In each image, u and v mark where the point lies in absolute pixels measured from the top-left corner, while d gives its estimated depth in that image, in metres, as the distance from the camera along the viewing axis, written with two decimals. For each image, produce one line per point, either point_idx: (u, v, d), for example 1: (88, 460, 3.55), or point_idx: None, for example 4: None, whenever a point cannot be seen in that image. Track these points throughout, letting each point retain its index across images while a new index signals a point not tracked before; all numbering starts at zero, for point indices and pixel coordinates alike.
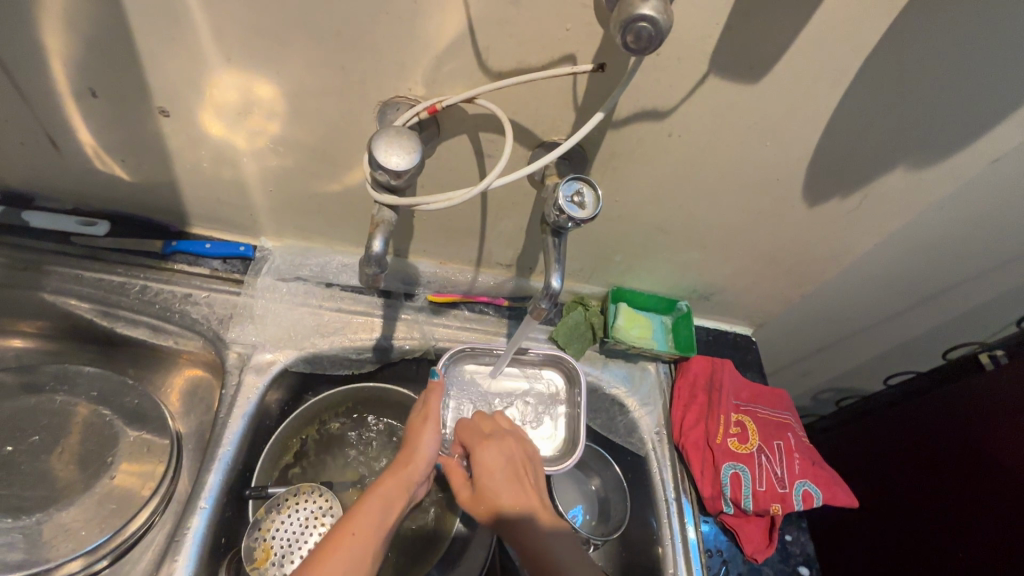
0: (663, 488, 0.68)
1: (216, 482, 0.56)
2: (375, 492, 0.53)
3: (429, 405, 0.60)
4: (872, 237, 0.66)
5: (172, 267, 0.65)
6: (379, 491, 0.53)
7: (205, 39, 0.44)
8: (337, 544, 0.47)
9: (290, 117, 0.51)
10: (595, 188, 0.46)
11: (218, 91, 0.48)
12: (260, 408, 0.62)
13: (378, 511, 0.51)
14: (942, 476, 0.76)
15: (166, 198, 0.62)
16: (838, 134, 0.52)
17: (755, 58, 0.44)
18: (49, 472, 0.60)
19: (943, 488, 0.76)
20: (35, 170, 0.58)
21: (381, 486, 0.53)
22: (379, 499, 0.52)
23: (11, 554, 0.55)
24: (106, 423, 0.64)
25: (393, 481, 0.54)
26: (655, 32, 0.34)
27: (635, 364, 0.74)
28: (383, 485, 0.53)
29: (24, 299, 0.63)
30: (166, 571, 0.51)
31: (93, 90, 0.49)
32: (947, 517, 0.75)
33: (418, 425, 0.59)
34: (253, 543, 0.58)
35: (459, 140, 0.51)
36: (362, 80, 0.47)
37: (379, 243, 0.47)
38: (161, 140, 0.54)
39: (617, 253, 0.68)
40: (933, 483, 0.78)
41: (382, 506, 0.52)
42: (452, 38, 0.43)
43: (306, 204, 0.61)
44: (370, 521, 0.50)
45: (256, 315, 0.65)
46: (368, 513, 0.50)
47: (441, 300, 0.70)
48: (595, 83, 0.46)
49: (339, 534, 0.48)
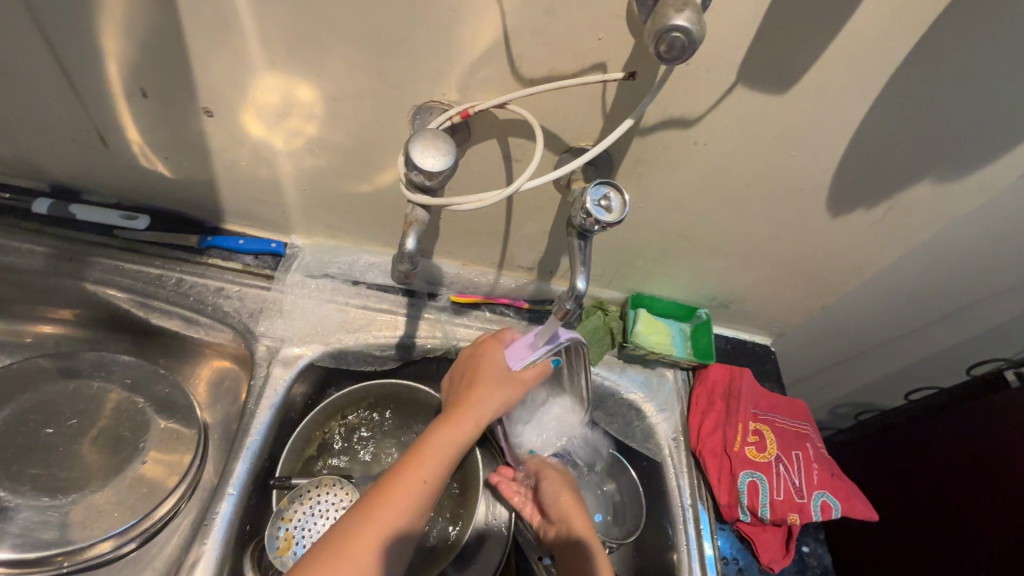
0: (678, 494, 0.68)
1: (244, 470, 0.58)
2: (444, 434, 0.53)
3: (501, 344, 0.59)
4: (896, 250, 0.65)
5: (206, 261, 0.67)
6: (452, 433, 0.54)
7: (251, 42, 0.46)
8: (404, 486, 0.50)
9: (327, 119, 0.53)
10: (621, 193, 0.46)
11: (261, 93, 0.51)
12: (286, 400, 0.64)
13: (447, 451, 0.53)
14: (963, 493, 0.75)
15: (205, 195, 0.64)
16: (861, 146, 0.52)
17: (782, 70, 0.45)
18: (83, 455, 0.62)
19: (965, 507, 0.75)
20: (84, 163, 0.61)
21: (454, 428, 0.54)
22: (450, 439, 0.53)
23: (47, 531, 0.57)
24: (139, 410, 0.66)
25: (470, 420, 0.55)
26: (687, 42, 0.35)
27: (653, 370, 0.75)
28: (456, 424, 0.54)
29: (66, 287, 0.65)
30: (196, 552, 0.53)
31: (143, 90, 0.51)
32: (969, 534, 0.73)
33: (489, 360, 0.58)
34: (276, 532, 0.58)
35: (488, 145, 0.53)
36: (399, 85, 0.49)
37: (412, 241, 0.48)
38: (203, 139, 0.56)
39: (639, 259, 0.69)
40: (956, 499, 0.76)
41: (451, 450, 0.53)
42: (487, 46, 0.44)
43: (336, 204, 0.63)
44: (438, 467, 0.52)
45: (285, 310, 0.67)
46: (437, 459, 0.52)
47: (463, 300, 0.72)
48: (624, 91, 0.47)
49: (409, 476, 0.51)
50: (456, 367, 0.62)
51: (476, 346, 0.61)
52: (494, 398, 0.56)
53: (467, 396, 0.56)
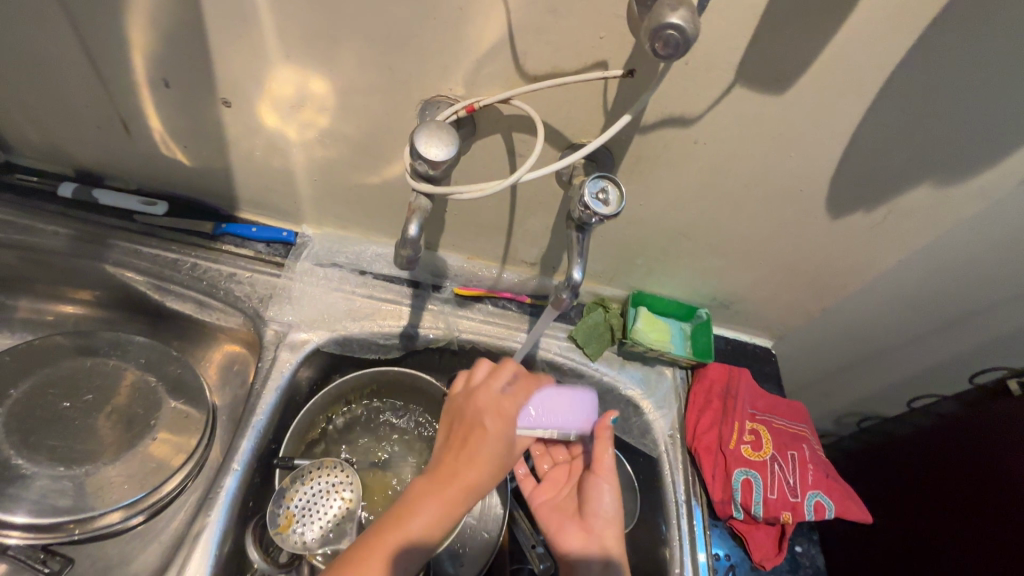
0: (673, 490, 0.68)
1: (248, 447, 0.60)
2: (435, 509, 0.51)
3: (505, 412, 0.58)
4: (896, 254, 0.66)
5: (220, 247, 0.69)
6: (443, 509, 0.52)
7: (269, 36, 0.48)
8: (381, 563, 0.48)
9: (339, 111, 0.55)
10: (619, 186, 0.48)
11: (276, 86, 0.53)
12: (291, 383, 0.66)
13: (433, 528, 0.51)
14: (961, 501, 0.75)
15: (221, 183, 0.67)
16: (859, 149, 0.53)
17: (779, 70, 0.46)
18: (97, 430, 0.64)
19: (962, 515, 0.74)
20: (108, 150, 0.64)
21: (446, 502, 0.52)
22: (439, 516, 0.51)
23: (61, 499, 0.59)
24: (151, 388, 0.68)
25: (462, 496, 0.53)
26: (681, 40, 0.37)
27: (652, 368, 0.76)
28: (450, 498, 0.52)
29: (84, 269, 0.67)
30: (199, 524, 0.55)
31: (166, 80, 0.54)
32: (964, 542, 0.73)
33: (490, 429, 0.57)
34: (277, 509, 0.60)
35: (493, 139, 0.55)
36: (408, 79, 0.51)
37: (415, 227, 0.49)
38: (220, 128, 0.59)
39: (640, 256, 0.70)
40: (954, 506, 0.76)
41: (437, 527, 0.51)
42: (492, 43, 0.46)
43: (346, 194, 0.66)
44: (419, 542, 0.50)
45: (294, 296, 0.69)
46: (421, 534, 0.50)
47: (466, 293, 0.73)
48: (624, 88, 0.48)
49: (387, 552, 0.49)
50: (451, 415, 0.59)
51: (482, 404, 0.58)
52: (489, 475, 0.55)
53: (470, 469, 0.54)
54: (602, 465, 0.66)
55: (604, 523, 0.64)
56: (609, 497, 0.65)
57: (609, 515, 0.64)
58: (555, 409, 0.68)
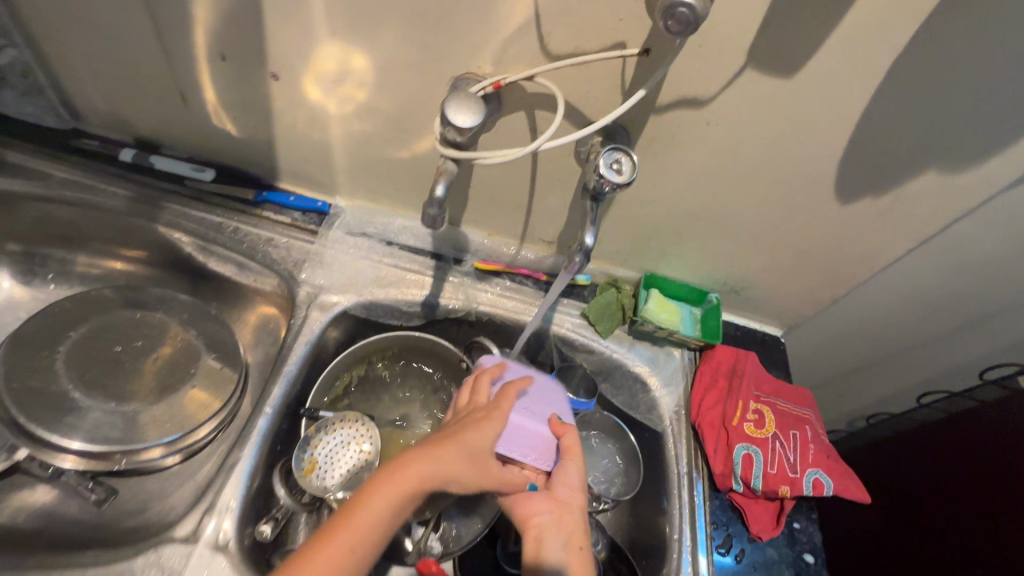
0: (676, 462, 0.71)
1: (280, 394, 0.65)
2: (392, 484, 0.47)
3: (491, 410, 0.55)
4: (905, 243, 0.67)
5: (261, 214, 0.75)
6: (398, 484, 0.47)
7: (318, 13, 0.53)
8: (331, 541, 0.45)
9: (376, 86, 0.59)
10: (632, 158, 0.51)
11: (321, 61, 0.58)
12: (320, 341, 0.71)
13: (390, 508, 0.46)
14: (961, 492, 0.75)
15: (265, 154, 0.72)
16: (866, 134, 0.56)
17: (787, 55, 0.50)
18: (141, 372, 0.69)
19: (959, 505, 0.75)
20: (165, 119, 0.70)
21: (404, 477, 0.47)
22: (397, 493, 0.47)
23: (112, 431, 0.64)
24: (192, 340, 0.73)
25: (426, 476, 0.48)
26: (691, 16, 0.40)
27: (661, 348, 0.78)
28: (408, 472, 0.48)
29: (137, 227, 0.73)
30: (233, 459, 0.60)
31: (223, 54, 0.60)
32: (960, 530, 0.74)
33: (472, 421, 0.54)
34: (302, 454, 0.64)
35: (516, 116, 0.59)
36: (441, 57, 0.55)
37: (441, 187, 0.53)
38: (268, 101, 0.64)
39: (653, 238, 0.73)
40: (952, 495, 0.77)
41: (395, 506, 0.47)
42: (519, 24, 0.50)
43: (378, 168, 0.70)
44: (375, 523, 0.46)
45: (325, 261, 0.74)
46: (376, 511, 0.46)
47: (486, 267, 0.78)
48: (641, 68, 0.52)
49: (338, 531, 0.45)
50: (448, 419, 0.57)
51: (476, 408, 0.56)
52: (462, 463, 0.50)
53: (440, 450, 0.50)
54: (569, 445, 0.61)
55: (571, 496, 0.59)
56: (575, 470, 0.60)
57: (575, 487, 0.59)
58: (530, 438, 0.62)
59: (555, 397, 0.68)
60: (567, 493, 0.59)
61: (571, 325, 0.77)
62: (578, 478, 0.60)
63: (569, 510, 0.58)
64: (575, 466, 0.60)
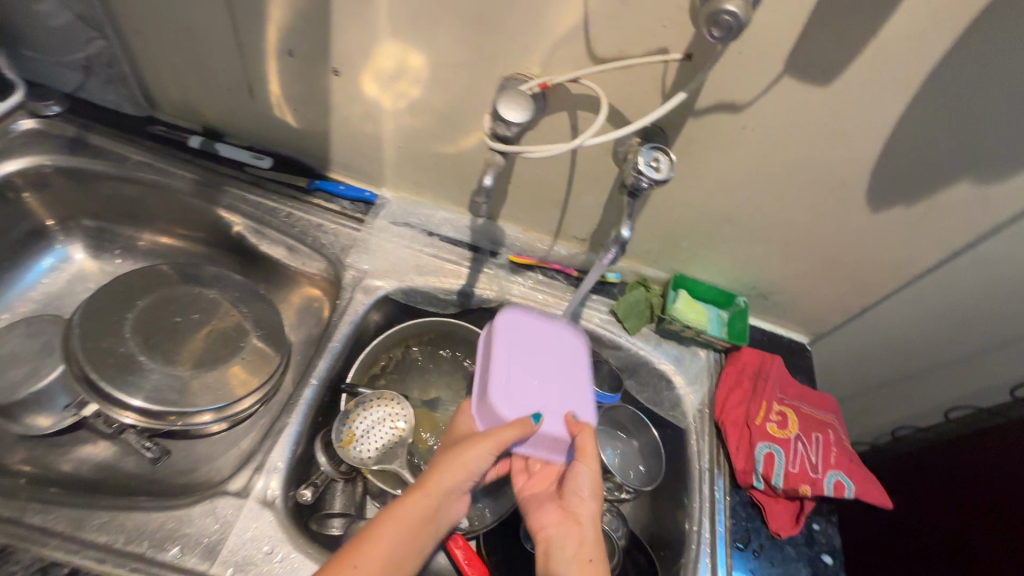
0: (698, 458, 0.73)
1: (325, 367, 0.69)
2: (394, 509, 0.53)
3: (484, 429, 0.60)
4: (935, 254, 0.68)
5: (312, 201, 0.80)
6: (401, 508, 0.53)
7: (382, 14, 0.58)
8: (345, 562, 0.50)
9: (430, 83, 0.64)
10: (669, 156, 0.54)
11: (381, 59, 0.62)
12: (362, 322, 0.75)
13: (395, 531, 0.52)
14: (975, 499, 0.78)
15: (320, 144, 0.77)
16: (899, 143, 0.57)
17: (823, 63, 0.52)
18: (195, 340, 0.74)
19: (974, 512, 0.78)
20: (232, 109, 0.76)
21: (405, 504, 0.54)
22: (401, 515, 0.53)
23: (169, 393, 0.69)
24: (241, 315, 0.78)
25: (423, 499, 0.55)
26: (734, 24, 0.43)
27: (687, 348, 0.80)
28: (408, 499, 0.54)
29: (199, 209, 0.78)
30: (281, 425, 0.64)
31: (291, 50, 0.65)
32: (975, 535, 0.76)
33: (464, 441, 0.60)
34: (341, 427, 0.67)
35: (559, 116, 0.62)
36: (493, 58, 0.59)
37: (490, 179, 0.57)
38: (328, 95, 0.69)
39: (684, 239, 0.75)
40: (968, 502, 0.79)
41: (401, 529, 0.53)
42: (569, 28, 0.54)
43: (425, 162, 0.74)
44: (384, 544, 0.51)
45: (370, 248, 0.79)
46: (385, 534, 0.52)
47: (520, 261, 0.81)
48: (682, 72, 0.55)
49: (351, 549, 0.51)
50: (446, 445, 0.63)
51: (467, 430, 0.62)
52: (453, 478, 0.57)
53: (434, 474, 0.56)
54: (584, 445, 0.62)
55: (581, 505, 0.61)
56: (586, 477, 0.61)
57: (586, 495, 0.61)
58: (547, 438, 0.64)
59: (567, 385, 0.67)
60: (578, 502, 0.61)
61: (600, 320, 0.79)
62: (590, 485, 0.61)
63: (581, 517, 0.60)
64: (586, 473, 0.61)
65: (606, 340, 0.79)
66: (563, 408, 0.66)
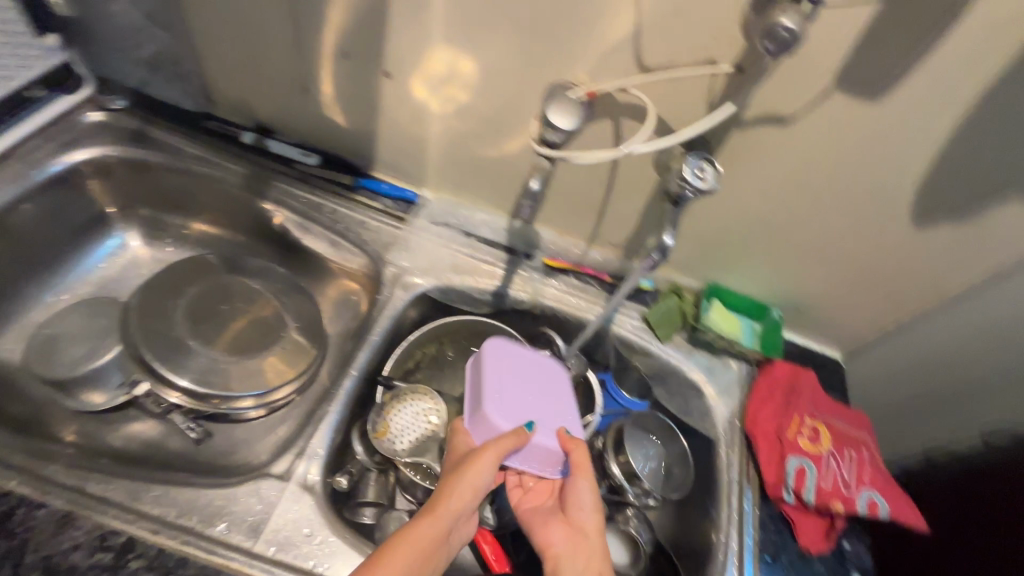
0: (727, 470, 0.72)
1: (365, 358, 0.72)
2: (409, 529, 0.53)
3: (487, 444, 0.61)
4: (980, 274, 0.67)
5: (355, 199, 0.83)
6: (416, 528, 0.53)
7: (439, 20, 0.60)
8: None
9: (479, 88, 0.65)
10: (715, 165, 0.55)
11: (433, 63, 0.65)
12: (400, 317, 0.77)
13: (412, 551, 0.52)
14: None
15: (366, 144, 0.80)
16: (949, 161, 0.57)
17: (873, 78, 0.53)
18: (241, 328, 0.77)
19: None
20: (285, 107, 0.79)
21: (420, 525, 0.53)
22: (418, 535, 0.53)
23: (214, 377, 0.72)
24: (283, 306, 0.81)
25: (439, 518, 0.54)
26: (789, 38, 0.44)
27: (719, 358, 0.80)
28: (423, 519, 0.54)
29: (248, 202, 0.81)
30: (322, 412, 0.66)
31: (346, 53, 0.67)
32: None
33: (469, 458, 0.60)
34: (377, 418, 0.69)
35: (604, 123, 0.63)
36: (542, 65, 0.60)
37: (536, 184, 0.60)
38: (378, 96, 0.71)
39: (720, 250, 0.75)
40: None
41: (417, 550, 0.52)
42: (620, 38, 0.55)
43: (467, 164, 0.76)
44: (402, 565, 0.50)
45: (410, 246, 0.81)
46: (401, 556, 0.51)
47: (554, 264, 0.81)
48: (731, 84, 0.56)
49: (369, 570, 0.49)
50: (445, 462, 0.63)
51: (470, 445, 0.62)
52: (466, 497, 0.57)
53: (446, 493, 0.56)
54: (579, 461, 0.64)
55: (583, 517, 0.63)
56: (587, 489, 0.63)
57: (588, 505, 0.63)
58: (542, 456, 0.65)
59: (560, 404, 0.69)
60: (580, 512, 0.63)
61: (632, 327, 0.80)
62: (590, 497, 0.64)
63: (584, 527, 0.62)
64: (585, 485, 0.64)
65: (637, 346, 0.79)
66: (555, 424, 0.67)
